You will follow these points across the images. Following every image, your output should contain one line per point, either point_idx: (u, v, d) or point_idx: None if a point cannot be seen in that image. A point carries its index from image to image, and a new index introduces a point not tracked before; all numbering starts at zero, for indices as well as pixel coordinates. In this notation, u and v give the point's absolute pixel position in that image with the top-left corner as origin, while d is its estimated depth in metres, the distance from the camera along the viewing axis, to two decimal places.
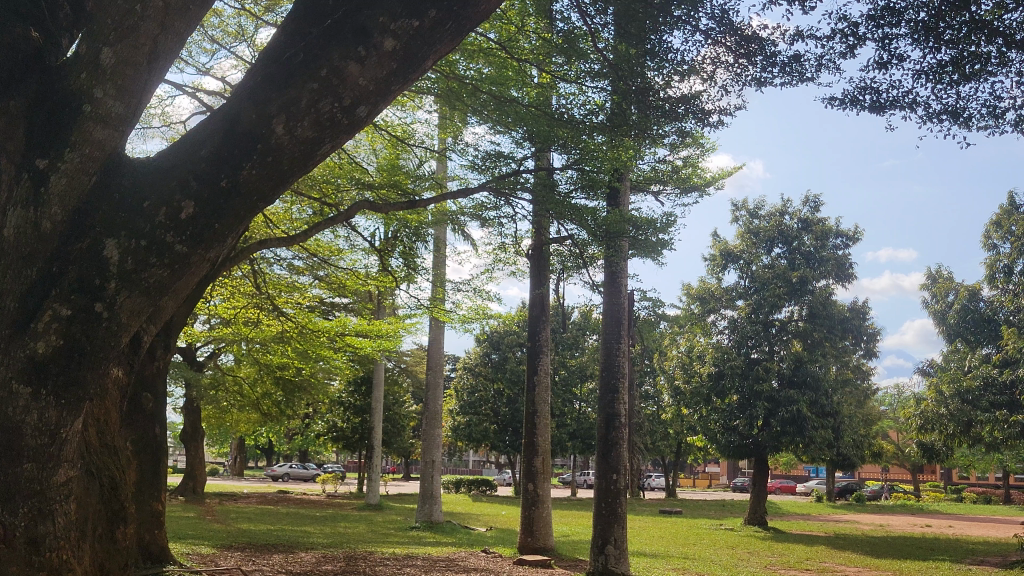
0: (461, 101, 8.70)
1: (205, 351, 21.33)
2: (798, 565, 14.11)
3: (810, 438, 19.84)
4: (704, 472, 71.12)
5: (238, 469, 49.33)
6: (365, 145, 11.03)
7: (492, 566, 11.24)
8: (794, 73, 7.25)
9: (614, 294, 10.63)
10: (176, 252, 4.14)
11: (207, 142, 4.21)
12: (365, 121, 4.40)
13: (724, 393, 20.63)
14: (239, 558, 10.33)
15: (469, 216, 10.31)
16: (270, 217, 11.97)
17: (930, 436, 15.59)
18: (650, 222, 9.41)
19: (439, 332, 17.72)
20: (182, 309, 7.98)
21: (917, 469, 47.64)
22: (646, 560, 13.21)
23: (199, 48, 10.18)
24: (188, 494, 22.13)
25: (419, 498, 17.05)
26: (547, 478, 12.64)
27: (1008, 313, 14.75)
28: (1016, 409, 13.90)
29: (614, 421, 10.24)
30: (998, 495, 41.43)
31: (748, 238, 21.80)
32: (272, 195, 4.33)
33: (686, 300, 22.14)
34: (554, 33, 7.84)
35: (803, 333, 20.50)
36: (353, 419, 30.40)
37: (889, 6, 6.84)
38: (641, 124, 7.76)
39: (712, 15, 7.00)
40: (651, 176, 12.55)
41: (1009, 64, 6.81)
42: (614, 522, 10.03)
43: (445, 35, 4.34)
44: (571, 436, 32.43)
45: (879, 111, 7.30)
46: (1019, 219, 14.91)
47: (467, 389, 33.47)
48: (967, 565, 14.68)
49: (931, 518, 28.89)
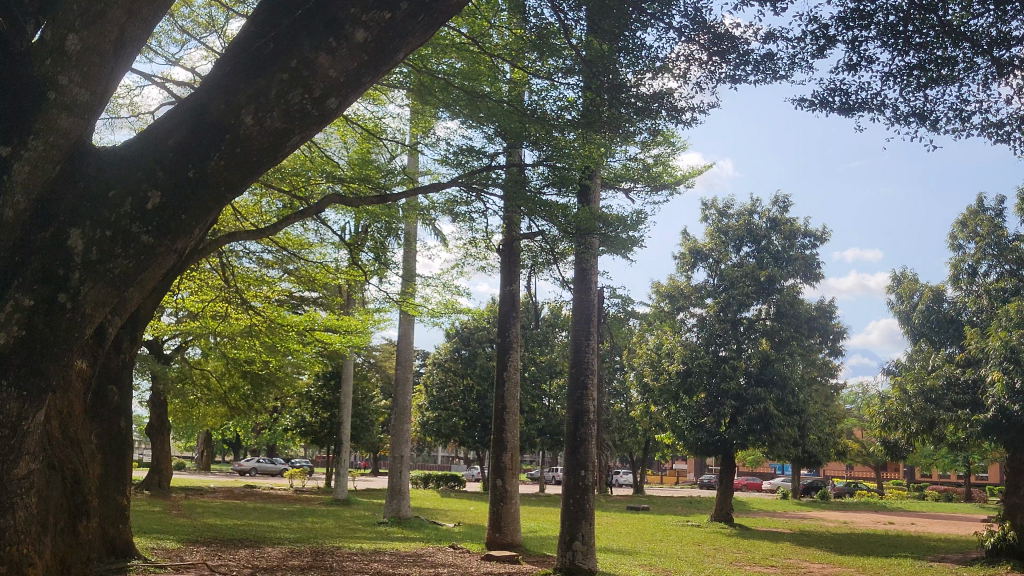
0: (433, 97, 8.67)
1: (172, 344, 21.12)
2: (764, 561, 14.22)
3: (776, 435, 20.00)
4: (671, 470, 71.66)
5: (204, 464, 48.87)
6: (335, 139, 10.99)
7: (459, 561, 11.26)
8: (767, 72, 7.32)
9: (584, 291, 10.66)
10: (143, 242, 4.09)
11: (175, 132, 4.17)
12: (335, 113, 4.38)
13: (691, 390, 20.77)
14: (205, 553, 10.27)
15: (439, 211, 10.29)
16: (239, 210, 11.93)
17: (893, 434, 15.74)
18: (621, 219, 9.41)
19: (409, 328, 17.68)
20: (149, 301, 7.95)
21: (881, 467, 48.13)
22: (612, 556, 13.26)
23: (169, 39, 10.12)
24: (153, 488, 21.91)
25: (387, 493, 17.02)
26: (515, 474, 12.62)
27: (972, 314, 14.96)
28: (978, 408, 14.16)
29: (582, 417, 10.24)
30: (960, 493, 41.94)
31: (716, 237, 21.92)
32: (240, 187, 4.29)
33: (655, 297, 22.21)
34: (527, 28, 7.81)
35: (770, 331, 20.71)
36: (321, 414, 30.28)
37: (859, 8, 6.91)
38: (614, 121, 7.78)
39: (684, 13, 7.04)
40: (622, 173, 12.63)
41: (975, 69, 6.92)
42: (582, 518, 10.03)
43: (416, 28, 4.33)
44: (540, 432, 32.48)
45: (848, 113, 7.38)
46: (985, 220, 15.06)
47: (436, 384, 33.44)
48: (929, 562, 14.84)
49: (904, 518, 27.67)
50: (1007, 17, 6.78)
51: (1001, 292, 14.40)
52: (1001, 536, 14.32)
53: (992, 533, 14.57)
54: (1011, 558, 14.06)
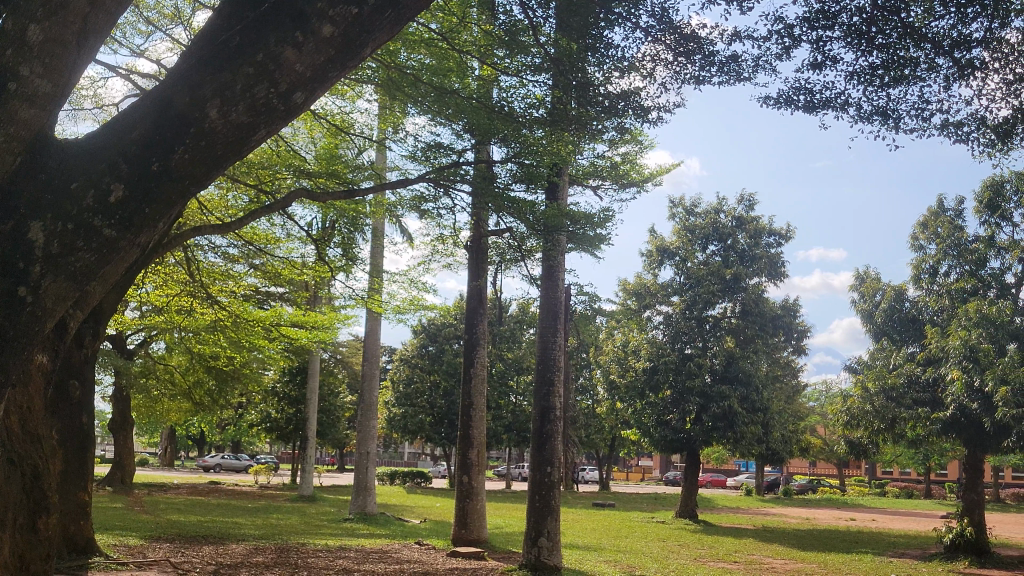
0: (401, 91, 8.63)
1: (136, 339, 20.88)
2: (726, 557, 14.32)
3: (740, 433, 20.16)
4: (636, 467, 72.27)
5: (167, 460, 48.39)
6: (303, 134, 10.98)
7: (425, 558, 11.25)
8: (732, 73, 7.41)
9: (551, 287, 10.69)
10: (105, 236, 4.02)
11: (138, 125, 4.11)
12: (301, 108, 4.38)
13: (657, 387, 20.86)
14: (168, 550, 10.18)
15: (407, 208, 10.28)
16: (205, 204, 11.89)
17: (855, 432, 15.93)
18: (588, 216, 9.45)
19: (376, 324, 17.63)
20: (112, 295, 7.91)
21: (842, 464, 48.81)
22: (577, 552, 13.32)
23: (133, 30, 10.03)
24: (116, 485, 21.71)
25: (352, 490, 16.95)
26: (481, 470, 12.63)
27: (933, 313, 15.14)
28: (937, 406, 14.39)
29: (549, 414, 10.28)
30: (920, 490, 42.50)
31: (683, 235, 22.02)
32: (204, 181, 4.27)
33: (622, 295, 22.29)
34: (496, 24, 7.80)
35: (735, 329, 20.90)
36: (287, 410, 30.09)
37: (824, 9, 7.00)
38: (581, 119, 7.79)
39: (651, 13, 7.10)
40: (589, 170, 12.67)
41: (936, 69, 7.03)
42: (547, 514, 10.04)
43: (383, 23, 4.34)
44: (506, 429, 32.56)
45: (813, 112, 7.47)
46: (946, 221, 15.28)
47: (403, 380, 33.32)
48: (888, 557, 15.07)
49: (876, 515, 27.60)
50: (967, 20, 6.89)
51: (961, 292, 14.60)
52: (960, 532, 14.59)
53: (950, 529, 14.85)
54: (968, 553, 14.33)
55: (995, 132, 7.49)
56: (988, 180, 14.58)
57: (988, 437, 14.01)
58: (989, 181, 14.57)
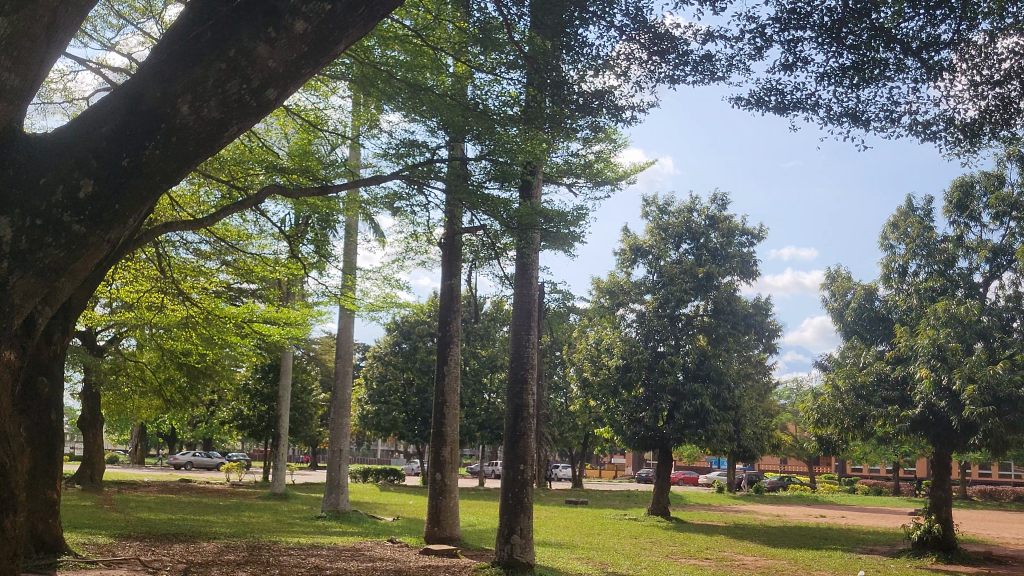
0: (374, 87, 8.58)
1: (107, 335, 20.69)
2: (698, 554, 14.40)
3: (712, 430, 20.26)
4: (609, 463, 72.64)
5: (138, 458, 48.03)
6: (277, 129, 10.95)
7: (398, 555, 11.22)
8: (705, 73, 7.49)
9: (525, 285, 10.72)
10: (74, 232, 3.97)
11: (109, 121, 4.08)
12: (274, 105, 4.37)
13: (630, 384, 20.95)
14: (138, 549, 10.08)
15: (381, 205, 10.26)
16: (176, 200, 11.81)
17: (826, 430, 16.07)
18: (561, 214, 9.49)
19: (349, 321, 17.57)
20: (82, 291, 7.85)
21: (813, 461, 49.10)
22: (550, 549, 13.33)
23: (104, 23, 9.94)
24: (85, 483, 21.48)
25: (325, 487, 16.87)
26: (455, 467, 12.61)
27: (902, 313, 15.27)
28: (907, 404, 14.53)
29: (522, 411, 10.29)
30: (889, 487, 42.94)
31: (656, 233, 22.11)
32: (176, 177, 4.23)
33: (595, 292, 22.35)
34: (471, 21, 7.78)
35: (707, 327, 21.04)
36: (259, 407, 29.94)
37: (795, 10, 7.06)
38: (555, 117, 7.81)
39: (625, 12, 7.15)
40: (563, 167, 12.68)
41: (905, 70, 7.11)
42: (520, 512, 10.04)
43: (356, 20, 4.33)
44: (480, 427, 32.59)
45: (784, 113, 7.55)
46: (915, 221, 15.42)
47: (376, 378, 33.22)
48: (858, 554, 15.21)
49: (845, 512, 27.82)
50: (936, 21, 6.98)
51: (929, 291, 14.74)
52: (927, 528, 14.76)
53: (918, 526, 15.02)
54: (936, 550, 14.49)
55: (962, 132, 7.58)
56: (958, 181, 14.76)
57: (955, 434, 14.19)
58: (958, 182, 14.75)
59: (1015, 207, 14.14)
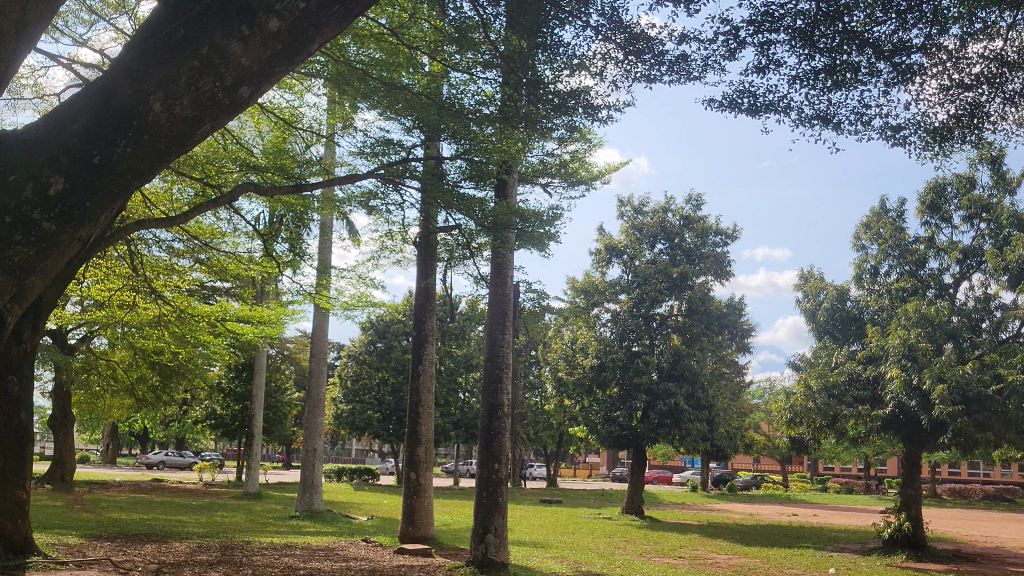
0: (349, 86, 8.54)
1: (77, 334, 20.51)
2: (671, 552, 14.47)
3: (685, 429, 20.36)
4: (583, 463, 72.88)
5: (110, 457, 47.69)
6: (253, 127, 10.91)
7: (372, 555, 11.19)
8: (680, 73, 7.53)
9: (500, 284, 10.73)
10: (44, 230, 3.93)
11: (79, 117, 4.04)
12: (247, 103, 4.35)
13: (604, 384, 21.01)
14: (109, 549, 10.01)
15: (356, 204, 10.24)
16: (149, 197, 11.73)
17: (798, 429, 16.19)
18: (537, 214, 9.52)
19: (324, 320, 17.51)
20: (53, 289, 7.78)
21: (786, 460, 49.31)
22: (524, 548, 13.36)
23: (76, 19, 9.85)
24: (56, 483, 21.24)
25: (299, 487, 16.80)
26: (429, 467, 12.59)
27: (873, 313, 15.41)
28: (878, 403, 14.67)
29: (497, 411, 10.29)
30: (861, 486, 43.30)
31: (631, 233, 22.19)
32: (148, 175, 4.20)
33: (570, 292, 22.39)
34: (447, 21, 7.79)
35: (681, 327, 21.15)
36: (232, 406, 29.76)
37: (769, 12, 7.11)
38: (531, 116, 7.85)
39: (601, 12, 7.18)
40: (539, 168, 12.70)
41: (876, 74, 7.19)
42: (494, 511, 10.04)
43: (330, 18, 4.34)
44: (454, 426, 32.59)
45: (756, 115, 7.60)
46: (887, 222, 15.57)
47: (350, 376, 33.12)
48: (829, 552, 15.34)
49: (816, 510, 28.11)
50: (908, 25, 7.06)
51: (901, 292, 14.89)
52: (898, 526, 14.91)
53: (889, 524, 15.17)
54: (906, 548, 14.64)
55: (932, 135, 7.66)
56: (931, 183, 14.92)
57: (925, 434, 14.36)
58: (932, 183, 14.91)
59: (985, 209, 14.30)
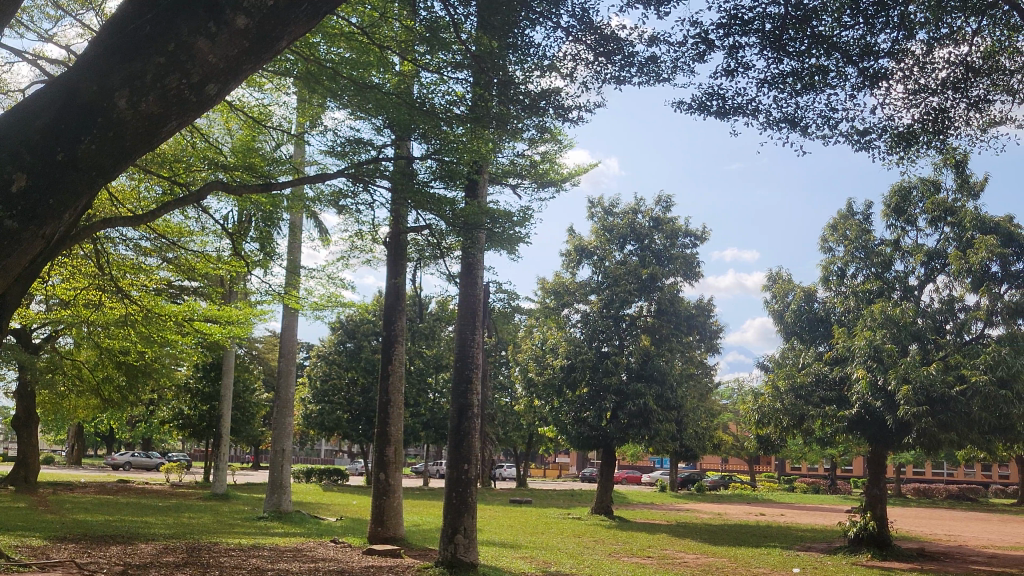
0: (320, 85, 8.47)
1: (43, 333, 20.27)
2: (640, 552, 14.52)
3: (655, 430, 20.44)
4: (553, 463, 73.14)
5: (75, 458, 47.17)
6: (222, 125, 10.84)
7: (341, 556, 11.16)
8: (650, 75, 7.57)
9: (470, 284, 10.73)
10: (7, 227, 3.85)
11: (44, 112, 3.98)
12: (214, 100, 4.32)
13: (574, 384, 21.07)
14: (74, 551, 9.89)
15: (326, 203, 10.19)
16: (116, 195, 11.62)
17: (766, 429, 16.31)
18: (508, 215, 9.53)
19: (293, 320, 17.40)
20: (19, 286, 7.67)
21: (754, 461, 49.70)
22: (494, 549, 13.32)
23: (42, 14, 9.73)
24: (20, 485, 20.93)
25: (267, 488, 16.67)
26: (398, 467, 12.53)
27: (840, 314, 15.54)
28: (844, 404, 14.81)
29: (466, 411, 10.28)
30: (827, 485, 43.74)
31: (601, 234, 22.26)
32: (113, 172, 4.14)
33: (541, 293, 22.40)
34: (417, 21, 7.77)
35: (651, 328, 21.25)
36: (200, 407, 29.52)
37: (738, 15, 7.18)
38: (501, 117, 7.88)
39: (572, 13, 7.20)
40: (509, 168, 12.70)
41: (844, 78, 7.27)
42: (464, 511, 10.02)
43: (299, 16, 4.34)
44: (424, 426, 32.55)
45: (724, 118, 7.66)
46: (854, 224, 15.72)
47: (320, 377, 32.95)
48: (795, 551, 15.48)
49: (782, 509, 28.38)
50: (875, 31, 7.14)
51: (867, 293, 15.03)
52: (863, 526, 15.05)
53: (855, 523, 15.32)
54: (871, 547, 14.79)
55: (898, 140, 7.76)
56: (897, 186, 15.09)
57: (890, 434, 14.51)
58: (898, 187, 15.09)
59: (949, 212, 14.48)
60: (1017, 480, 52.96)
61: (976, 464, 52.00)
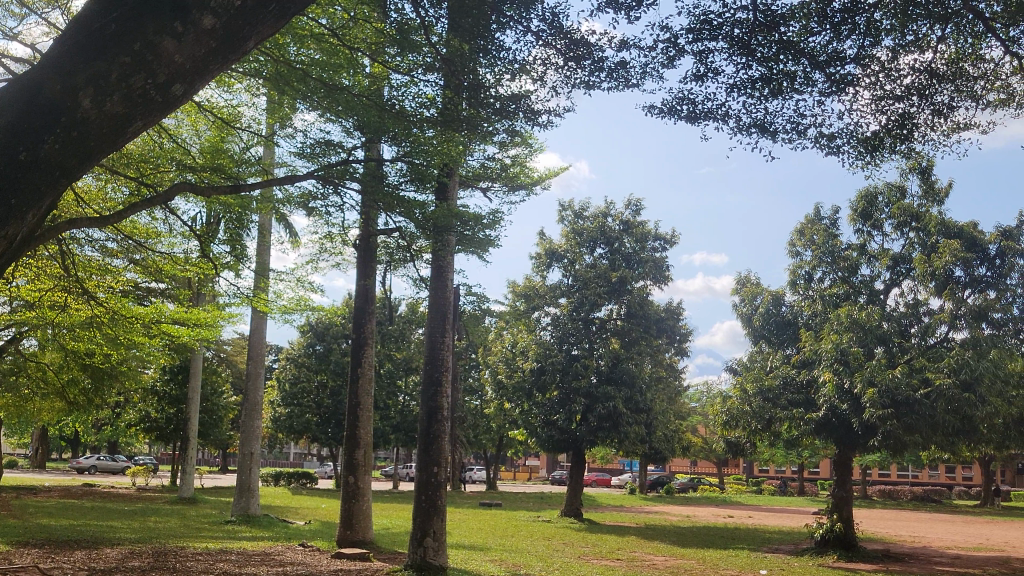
0: (289, 86, 8.40)
1: None
2: (609, 554, 14.55)
3: (624, 433, 20.51)
4: (523, 465, 73.24)
5: (39, 462, 46.47)
6: (190, 125, 10.76)
7: (309, 560, 11.08)
8: (620, 80, 7.60)
9: (440, 287, 10.71)
10: None
11: (5, 111, 3.92)
12: (180, 100, 4.29)
13: (544, 387, 21.11)
14: (38, 556, 9.76)
15: (295, 205, 10.14)
16: (82, 195, 11.52)
17: (734, 432, 16.40)
18: (477, 218, 9.53)
19: (261, 322, 17.29)
20: None
21: (722, 463, 50.05)
22: (463, 552, 13.30)
23: (6, 12, 9.60)
24: None
25: (235, 491, 16.51)
26: (368, 471, 12.47)
27: (807, 318, 15.66)
28: (811, 406, 14.92)
29: (436, 414, 10.26)
30: (794, 487, 44.11)
31: (571, 238, 22.33)
32: (77, 172, 4.11)
33: (511, 296, 22.41)
34: (388, 22, 7.76)
35: (620, 331, 21.32)
36: (167, 409, 29.23)
37: (707, 20, 7.22)
38: (471, 120, 7.91)
39: (543, 17, 7.21)
40: (480, 172, 12.69)
41: (812, 83, 7.34)
42: (433, 514, 9.99)
43: (266, 17, 4.32)
44: (394, 429, 32.44)
45: (695, 122, 7.71)
46: (821, 228, 15.87)
47: (289, 379, 32.77)
48: (763, 553, 15.58)
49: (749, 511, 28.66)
50: (842, 36, 7.21)
51: (833, 297, 15.17)
52: (829, 527, 15.19)
53: (821, 525, 15.45)
54: (837, 548, 14.93)
55: (864, 145, 7.84)
56: (863, 191, 15.25)
57: (857, 436, 14.64)
58: (864, 192, 15.24)
59: (914, 217, 14.66)
60: (980, 481, 53.78)
61: (940, 466, 52.71)
